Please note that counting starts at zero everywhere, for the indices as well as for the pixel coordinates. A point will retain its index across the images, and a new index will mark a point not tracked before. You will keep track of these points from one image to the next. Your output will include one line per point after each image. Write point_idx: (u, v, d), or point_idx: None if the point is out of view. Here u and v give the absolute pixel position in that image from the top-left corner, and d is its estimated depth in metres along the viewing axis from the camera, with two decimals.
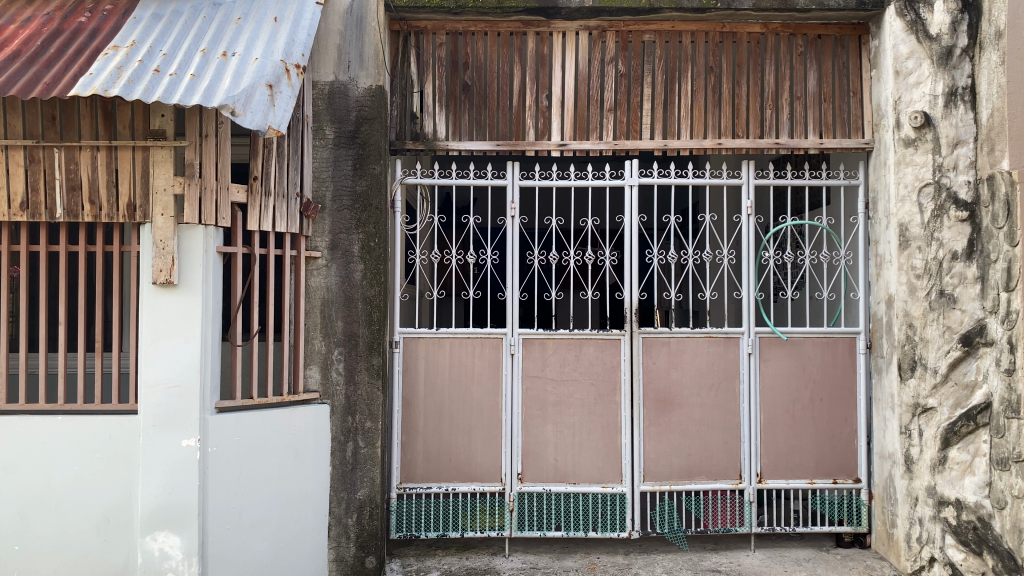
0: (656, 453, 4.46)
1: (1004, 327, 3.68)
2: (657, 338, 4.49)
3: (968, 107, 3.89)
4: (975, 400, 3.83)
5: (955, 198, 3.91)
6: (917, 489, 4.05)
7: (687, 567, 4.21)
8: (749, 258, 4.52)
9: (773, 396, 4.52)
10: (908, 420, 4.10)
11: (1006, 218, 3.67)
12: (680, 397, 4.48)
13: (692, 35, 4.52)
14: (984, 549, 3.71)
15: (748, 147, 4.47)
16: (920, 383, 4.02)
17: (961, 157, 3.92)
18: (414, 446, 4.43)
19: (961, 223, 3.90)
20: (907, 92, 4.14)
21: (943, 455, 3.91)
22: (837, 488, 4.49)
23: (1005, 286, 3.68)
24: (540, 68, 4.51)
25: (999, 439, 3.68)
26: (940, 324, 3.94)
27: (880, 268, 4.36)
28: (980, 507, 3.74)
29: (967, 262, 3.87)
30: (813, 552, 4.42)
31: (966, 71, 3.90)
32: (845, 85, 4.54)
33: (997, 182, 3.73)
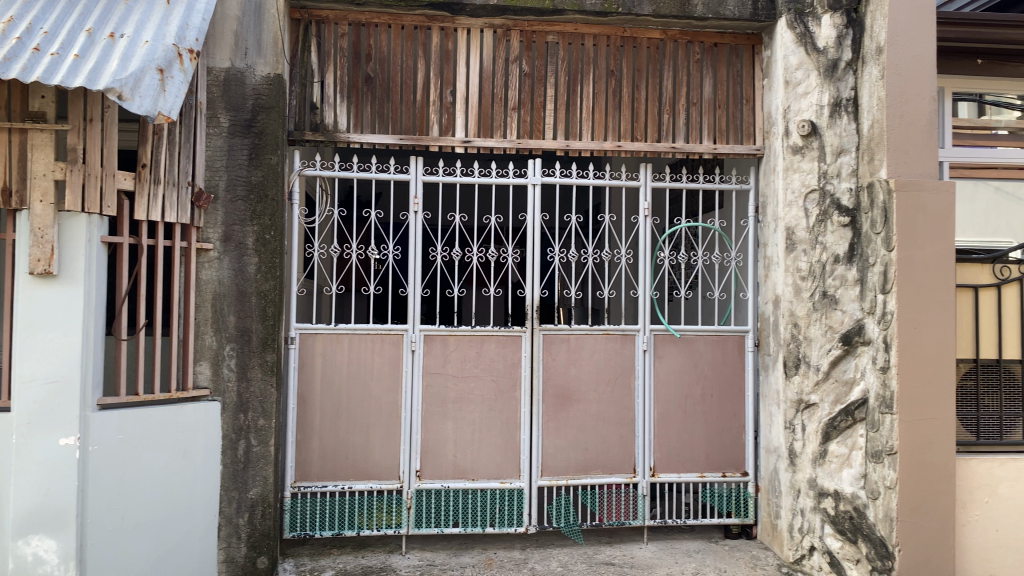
0: (554, 448, 4.51)
1: (880, 326, 3.90)
2: (557, 335, 4.54)
3: (851, 118, 4.11)
4: (853, 396, 4.04)
5: (838, 204, 4.13)
6: (800, 481, 4.24)
7: (582, 560, 4.28)
8: (646, 258, 4.64)
9: (666, 391, 4.64)
10: (792, 415, 4.28)
11: (884, 224, 3.90)
12: (578, 393, 4.55)
13: (594, 38, 4.59)
14: (858, 537, 3.92)
15: (645, 150, 4.58)
16: (803, 379, 4.21)
17: (844, 165, 4.14)
18: (309, 443, 4.34)
19: (843, 228, 4.12)
20: (796, 101, 4.33)
21: (823, 448, 4.11)
22: (725, 481, 4.66)
23: (881, 288, 3.90)
24: (444, 63, 4.48)
25: (874, 433, 3.90)
26: (823, 323, 4.14)
27: (767, 268, 4.55)
28: (857, 497, 3.94)
29: (848, 265, 4.10)
30: (703, 544, 4.56)
31: (850, 83, 4.12)
32: (739, 93, 4.71)
33: (876, 190, 3.94)
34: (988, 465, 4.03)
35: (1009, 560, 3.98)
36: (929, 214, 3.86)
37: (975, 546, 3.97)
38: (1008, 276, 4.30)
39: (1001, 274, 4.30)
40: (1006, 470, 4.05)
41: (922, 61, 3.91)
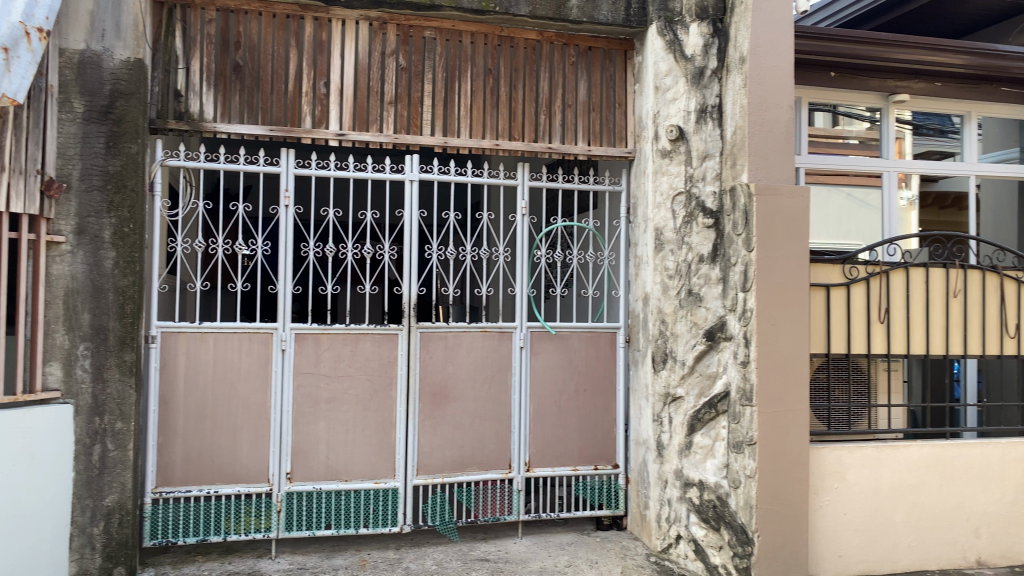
0: (430, 447, 4.49)
1: (740, 323, 4.10)
2: (433, 333, 4.52)
3: (715, 124, 4.33)
4: (716, 388, 4.23)
5: (703, 206, 4.33)
6: (667, 471, 4.38)
7: (457, 557, 4.28)
8: (523, 257, 4.69)
9: (541, 387, 4.70)
10: (661, 408, 4.41)
11: (745, 226, 4.09)
12: (454, 391, 4.55)
13: (472, 36, 4.60)
14: (721, 524, 4.12)
15: (522, 149, 4.62)
16: (670, 373, 4.36)
17: (709, 169, 4.34)
18: (172, 447, 4.15)
19: (707, 229, 4.32)
20: (665, 106, 4.45)
21: (689, 440, 4.28)
22: (597, 473, 4.77)
23: (742, 287, 4.10)
24: (317, 54, 4.36)
25: (735, 424, 4.10)
26: (688, 320, 4.31)
27: (638, 267, 4.69)
28: (719, 487, 4.15)
29: (712, 265, 4.30)
30: (575, 536, 4.65)
31: (715, 90, 4.33)
32: (612, 96, 4.82)
33: (738, 193, 4.13)
34: (837, 453, 4.27)
35: (854, 540, 4.28)
36: (786, 218, 4.09)
37: (825, 528, 4.23)
38: (856, 276, 4.56)
39: (850, 274, 4.56)
40: (854, 457, 4.30)
41: (781, 71, 4.14)
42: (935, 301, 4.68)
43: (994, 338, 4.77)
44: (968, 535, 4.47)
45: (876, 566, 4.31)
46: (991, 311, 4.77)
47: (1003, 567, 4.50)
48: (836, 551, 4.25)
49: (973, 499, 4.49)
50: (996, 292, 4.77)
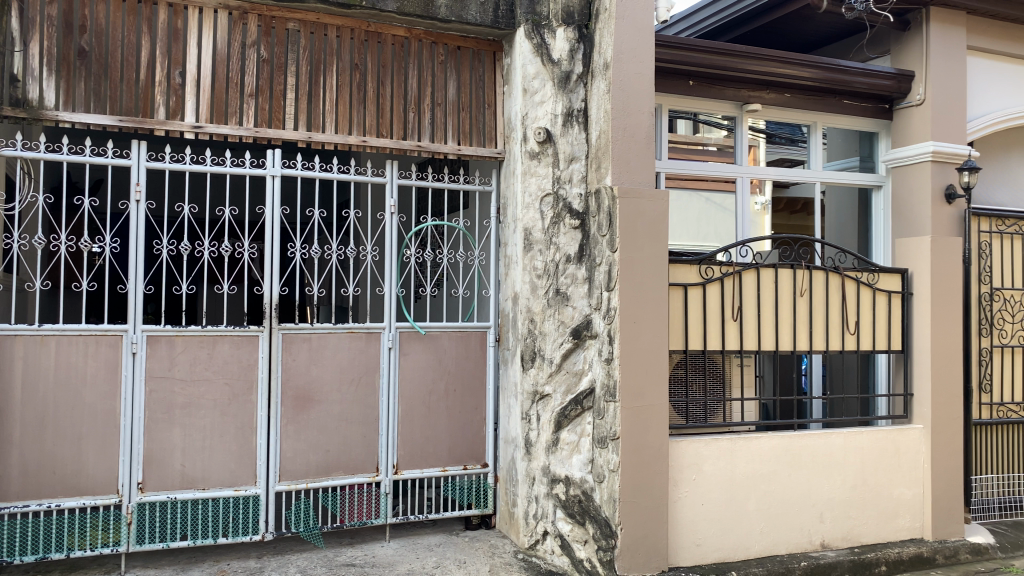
0: (294, 452, 4.37)
1: (605, 321, 4.24)
2: (297, 334, 4.38)
3: (580, 128, 4.42)
4: (582, 385, 4.34)
5: (570, 207, 4.41)
6: (534, 469, 4.39)
7: (322, 563, 4.18)
8: (391, 255, 4.61)
9: (409, 388, 4.66)
10: (528, 406, 4.40)
11: (608, 228, 4.23)
12: (319, 394, 4.43)
13: (337, 30, 4.50)
14: (586, 519, 4.24)
15: (391, 146, 4.56)
16: (538, 371, 4.38)
17: (575, 171, 4.43)
18: (8, 459, 3.86)
19: (574, 230, 4.40)
20: (532, 109, 4.47)
21: (556, 437, 4.33)
22: (467, 473, 4.77)
23: (606, 286, 4.24)
24: (173, 42, 4.17)
25: (600, 420, 4.24)
26: (555, 319, 4.37)
27: (507, 267, 4.71)
28: (584, 481, 4.27)
29: (578, 265, 4.39)
30: (444, 537, 4.64)
31: (580, 95, 4.43)
32: (481, 96, 4.82)
33: (603, 196, 4.26)
34: (695, 446, 4.44)
35: (712, 529, 4.47)
36: (647, 220, 4.26)
37: (685, 519, 4.40)
38: (712, 276, 4.75)
39: (706, 274, 4.74)
40: (710, 450, 4.48)
41: (642, 78, 4.30)
42: (783, 299, 4.97)
43: (836, 334, 5.10)
44: (813, 521, 4.76)
45: (732, 553, 4.51)
46: (834, 309, 5.10)
47: (844, 548, 4.82)
48: (695, 540, 4.42)
49: (817, 486, 4.79)
50: (838, 291, 5.11)
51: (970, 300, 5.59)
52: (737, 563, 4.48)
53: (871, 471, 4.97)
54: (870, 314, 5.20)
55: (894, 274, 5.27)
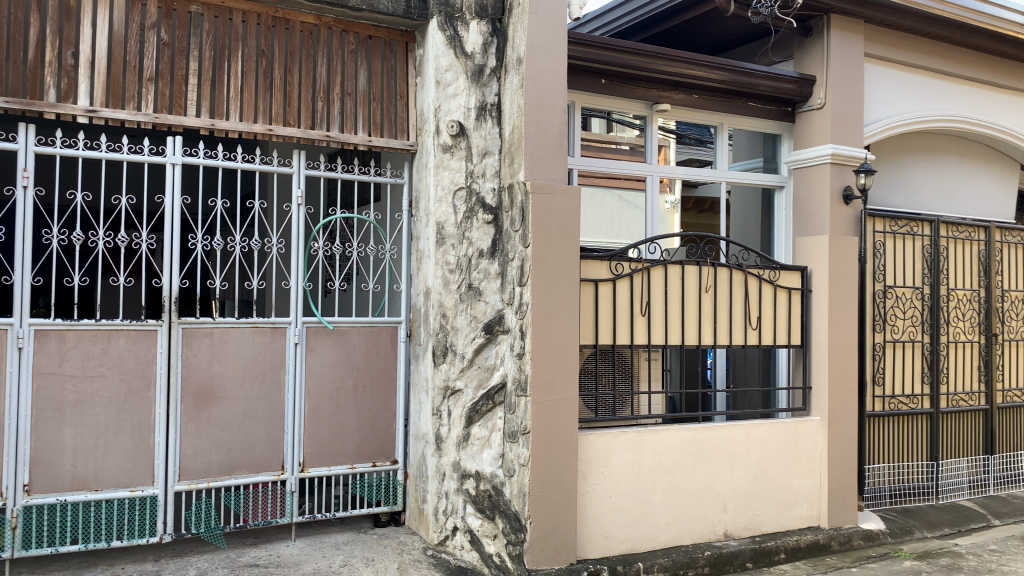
0: (194, 450, 4.22)
1: (517, 316, 4.26)
2: (198, 329, 4.22)
3: (494, 122, 4.41)
4: (493, 380, 4.32)
5: (483, 202, 4.38)
6: (444, 465, 4.34)
7: (223, 565, 4.05)
8: (298, 248, 4.47)
9: (316, 384, 4.55)
10: (439, 402, 4.34)
11: (522, 223, 4.24)
12: (222, 390, 4.30)
13: (243, 15, 4.36)
14: (496, 513, 4.24)
15: (298, 136, 4.44)
16: (450, 367, 4.33)
17: (488, 166, 4.41)
18: None
19: (487, 224, 4.37)
20: (445, 102, 4.40)
21: (467, 432, 4.30)
22: (375, 470, 4.70)
23: (518, 281, 4.25)
24: (65, 21, 3.96)
25: (510, 415, 4.26)
26: (467, 314, 4.34)
27: (419, 261, 4.65)
28: (494, 476, 4.28)
29: (491, 259, 4.37)
30: (351, 535, 4.56)
31: (494, 89, 4.42)
32: (393, 88, 4.74)
33: (516, 191, 4.26)
34: (603, 439, 4.49)
35: (619, 521, 4.53)
36: (559, 216, 4.29)
37: (593, 511, 4.44)
38: (622, 272, 4.82)
39: (616, 270, 4.80)
40: (619, 443, 4.54)
41: (555, 74, 4.32)
42: (689, 294, 5.08)
43: (739, 329, 5.25)
44: (717, 511, 4.89)
45: (639, 544, 4.59)
46: (737, 305, 5.24)
47: (745, 537, 4.97)
48: (602, 533, 4.47)
49: (721, 477, 4.92)
50: (741, 288, 5.26)
51: (864, 296, 5.83)
52: (644, 554, 4.56)
53: (772, 463, 5.13)
54: (772, 309, 5.37)
55: (794, 271, 5.46)
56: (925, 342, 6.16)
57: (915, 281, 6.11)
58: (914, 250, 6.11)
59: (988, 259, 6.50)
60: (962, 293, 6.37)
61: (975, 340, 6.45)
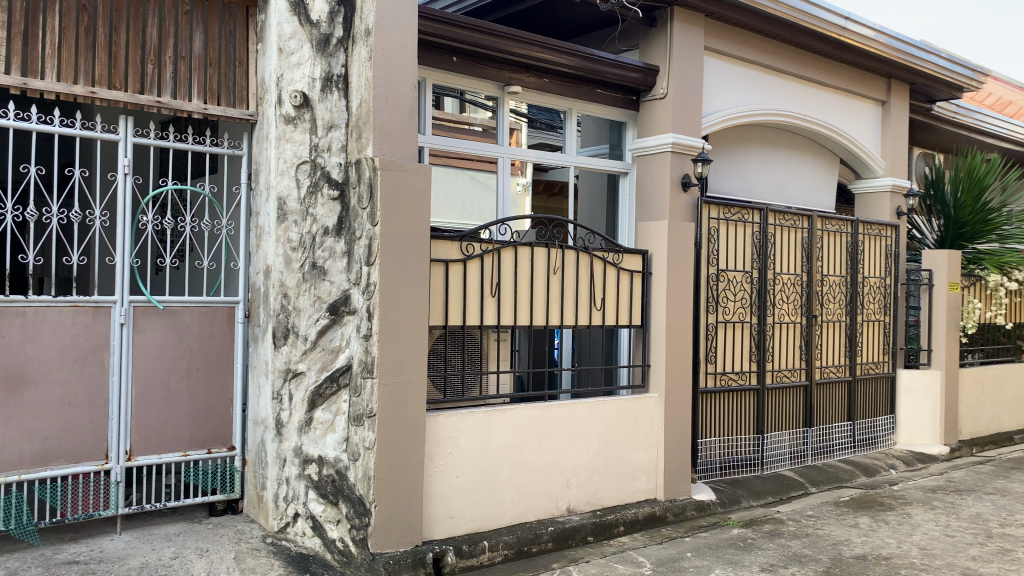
0: (3, 440, 3.87)
1: (364, 297, 4.12)
2: (7, 308, 3.86)
3: (340, 94, 4.24)
4: (338, 362, 4.20)
5: (328, 176, 4.24)
6: (285, 450, 4.25)
7: (37, 564, 3.72)
8: (124, 222, 4.14)
9: (145, 367, 4.27)
10: (280, 385, 4.22)
11: (369, 200, 4.10)
12: (37, 374, 3.95)
13: None
14: (339, 498, 4.13)
15: (126, 100, 4.11)
16: (291, 349, 4.22)
17: (334, 139, 4.26)
18: None
19: (332, 201, 4.23)
20: (289, 70, 4.27)
21: (309, 416, 4.20)
22: (210, 458, 4.47)
23: (365, 260, 4.11)
24: None
25: (355, 397, 4.12)
26: (311, 294, 4.21)
27: (259, 238, 4.42)
28: (338, 461, 4.16)
29: (337, 238, 4.23)
30: (184, 525, 4.31)
31: (341, 60, 4.24)
32: (231, 54, 4.48)
33: (363, 167, 4.14)
34: (450, 420, 4.47)
35: (465, 501, 4.53)
36: (408, 193, 4.19)
37: (439, 492, 4.42)
38: (472, 253, 4.78)
39: (467, 250, 4.77)
40: (465, 423, 4.54)
41: (404, 49, 4.20)
42: (537, 276, 5.12)
43: (584, 310, 5.37)
44: (560, 487, 4.99)
45: (484, 523, 4.61)
46: (583, 286, 5.36)
47: (587, 512, 5.11)
48: (449, 513, 4.46)
49: (565, 455, 5.02)
50: (587, 270, 5.37)
51: (700, 279, 6.11)
52: (489, 532, 4.59)
53: (613, 441, 5.30)
54: (615, 291, 5.51)
55: (636, 255, 5.63)
56: (753, 323, 6.54)
57: (745, 265, 6.46)
58: (745, 236, 6.46)
59: (810, 246, 6.96)
60: (786, 277, 6.80)
61: (797, 321, 6.91)
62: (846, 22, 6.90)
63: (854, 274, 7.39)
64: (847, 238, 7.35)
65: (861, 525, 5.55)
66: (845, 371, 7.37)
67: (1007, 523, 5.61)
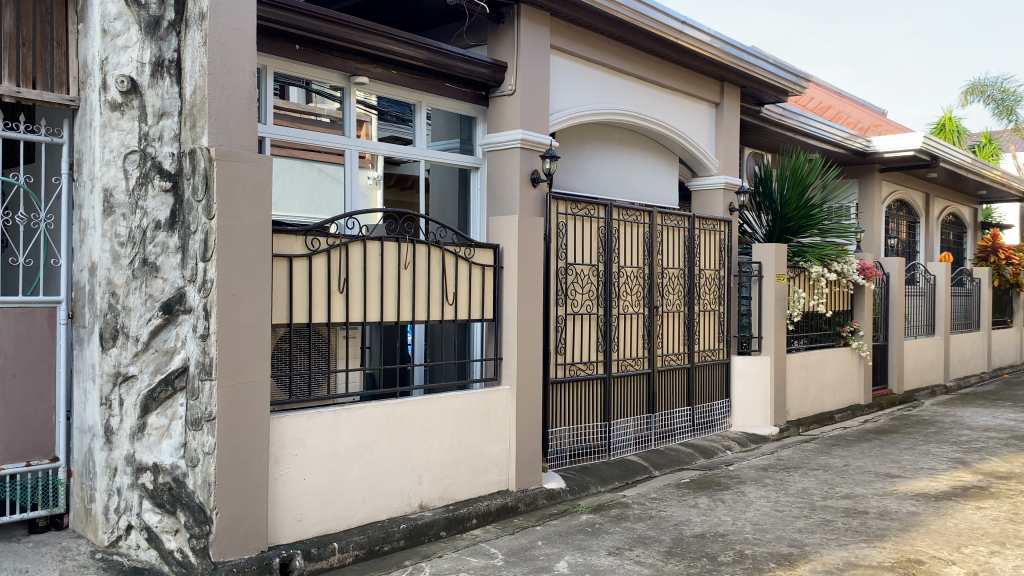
0: None
1: (200, 294, 3.93)
2: None
3: (173, 80, 4.04)
4: (173, 364, 4.00)
5: (159, 167, 4.02)
6: (115, 460, 3.97)
7: None
8: None
9: None
10: (109, 390, 3.95)
11: (205, 192, 3.91)
12: None
13: None
14: (177, 507, 3.93)
15: None
16: (121, 351, 3.95)
17: (166, 128, 4.04)
18: None
19: (164, 193, 4.02)
20: (114, 54, 3.98)
21: (142, 422, 3.96)
22: (30, 470, 4.12)
23: (201, 256, 3.92)
24: None
25: (193, 401, 3.94)
26: (142, 292, 3.99)
27: (83, 233, 4.11)
28: (176, 468, 3.96)
29: (169, 232, 4.02)
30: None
31: (172, 44, 4.04)
32: (47, 33, 4.12)
33: (197, 157, 3.94)
34: (297, 421, 4.34)
35: (313, 503, 4.41)
36: (248, 184, 4.01)
37: (286, 495, 4.28)
38: (317, 247, 4.65)
39: (312, 245, 4.63)
40: (312, 423, 4.41)
41: (242, 34, 4.03)
42: (387, 272, 5.04)
43: (435, 305, 5.34)
44: (412, 484, 4.95)
45: (334, 524, 4.50)
46: (434, 281, 5.32)
47: (440, 507, 5.10)
48: (296, 517, 4.33)
49: (416, 451, 4.98)
50: (438, 265, 5.34)
51: (548, 273, 6.22)
52: (339, 533, 4.49)
53: (464, 435, 5.31)
54: (467, 286, 5.51)
55: (487, 249, 5.66)
56: (599, 314, 6.73)
57: (592, 259, 6.64)
58: (591, 230, 6.63)
59: (651, 240, 7.24)
60: (630, 270, 7.05)
61: (640, 312, 7.18)
62: (682, 26, 7.22)
63: (691, 267, 7.75)
64: (684, 232, 7.71)
65: (700, 504, 5.84)
66: (684, 358, 7.73)
67: (829, 496, 6.08)
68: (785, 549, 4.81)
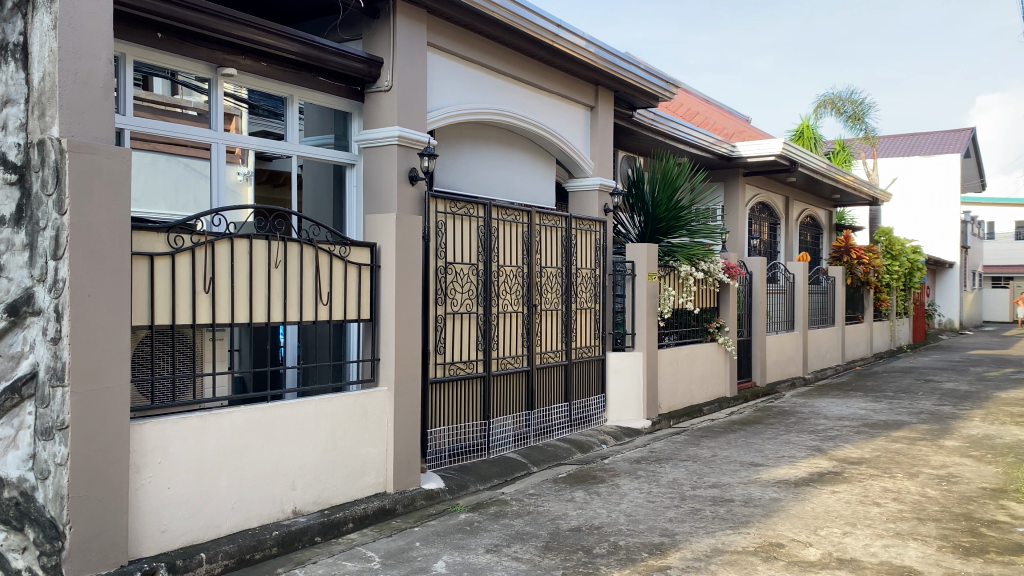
0: None
1: (50, 295, 3.67)
2: None
3: (18, 66, 3.78)
4: (20, 370, 3.74)
5: (4, 158, 3.77)
6: None
7: None
8: None
9: None
10: None
11: (55, 185, 3.65)
12: None
13: None
14: (25, 522, 3.73)
15: None
16: None
17: (10, 116, 3.78)
18: None
19: (10, 185, 3.79)
20: None
21: None
22: None
23: (52, 254, 3.67)
24: None
25: (43, 408, 3.67)
26: None
27: None
28: (23, 480, 3.74)
29: (16, 229, 3.78)
30: None
31: (17, 27, 3.78)
32: None
33: (46, 148, 3.66)
34: (162, 427, 4.14)
35: (179, 513, 4.21)
36: (104, 178, 3.79)
37: (148, 506, 4.07)
38: (181, 245, 4.44)
39: (175, 243, 4.42)
40: (177, 430, 4.21)
41: (97, 18, 3.80)
42: (257, 271, 4.87)
43: (309, 306, 5.19)
44: (285, 489, 4.81)
45: (201, 533, 4.32)
46: (307, 280, 5.18)
47: (314, 512, 4.98)
48: (160, 527, 4.12)
49: (290, 455, 4.84)
50: (312, 264, 5.20)
51: (427, 273, 6.18)
52: (207, 543, 4.31)
53: (340, 437, 5.20)
54: (342, 286, 5.41)
55: (364, 248, 5.56)
56: (478, 313, 6.75)
57: (470, 258, 6.65)
58: (470, 230, 6.64)
59: (529, 240, 7.31)
60: (508, 269, 7.09)
61: (518, 310, 7.24)
62: (557, 29, 7.33)
63: (568, 266, 7.89)
64: (561, 232, 7.82)
65: (577, 498, 5.96)
66: (561, 356, 7.86)
67: (698, 486, 6.32)
68: (656, 539, 4.97)
